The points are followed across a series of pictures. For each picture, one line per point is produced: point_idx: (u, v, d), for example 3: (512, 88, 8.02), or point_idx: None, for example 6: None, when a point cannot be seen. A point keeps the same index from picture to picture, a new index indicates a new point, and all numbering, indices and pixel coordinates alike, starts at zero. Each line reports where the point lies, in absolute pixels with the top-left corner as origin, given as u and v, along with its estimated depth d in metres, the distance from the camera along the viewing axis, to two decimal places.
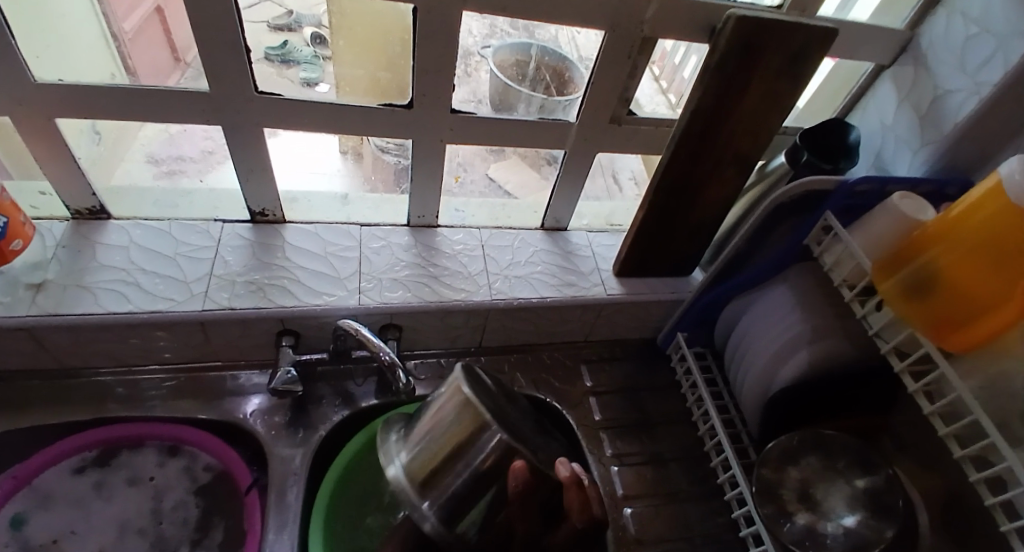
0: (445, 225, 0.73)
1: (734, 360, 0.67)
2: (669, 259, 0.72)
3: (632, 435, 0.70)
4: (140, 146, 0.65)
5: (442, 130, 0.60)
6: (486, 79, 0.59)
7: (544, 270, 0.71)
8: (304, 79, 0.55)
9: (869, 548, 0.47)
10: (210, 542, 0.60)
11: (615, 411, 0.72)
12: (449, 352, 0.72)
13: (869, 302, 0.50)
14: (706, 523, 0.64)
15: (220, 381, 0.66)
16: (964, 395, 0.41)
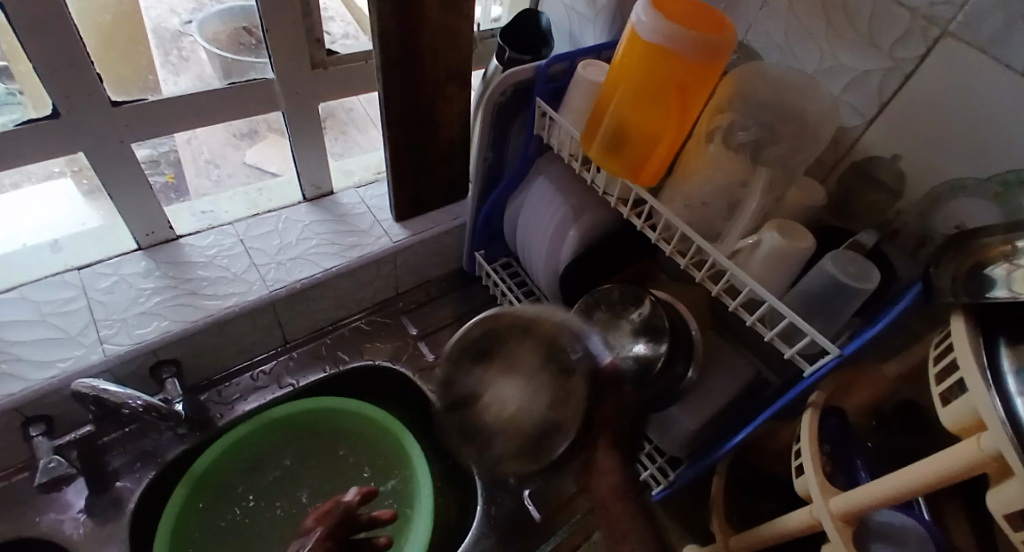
0: (188, 234, 0.66)
1: (525, 258, 0.73)
2: (441, 188, 0.74)
3: None
4: None
5: (117, 127, 0.53)
6: (206, 60, 0.57)
7: (320, 241, 0.68)
8: (4, 123, 0.48)
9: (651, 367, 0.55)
10: None
11: (446, 343, 0.74)
12: (257, 360, 0.68)
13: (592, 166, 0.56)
14: None
15: None
16: (671, 218, 0.49)
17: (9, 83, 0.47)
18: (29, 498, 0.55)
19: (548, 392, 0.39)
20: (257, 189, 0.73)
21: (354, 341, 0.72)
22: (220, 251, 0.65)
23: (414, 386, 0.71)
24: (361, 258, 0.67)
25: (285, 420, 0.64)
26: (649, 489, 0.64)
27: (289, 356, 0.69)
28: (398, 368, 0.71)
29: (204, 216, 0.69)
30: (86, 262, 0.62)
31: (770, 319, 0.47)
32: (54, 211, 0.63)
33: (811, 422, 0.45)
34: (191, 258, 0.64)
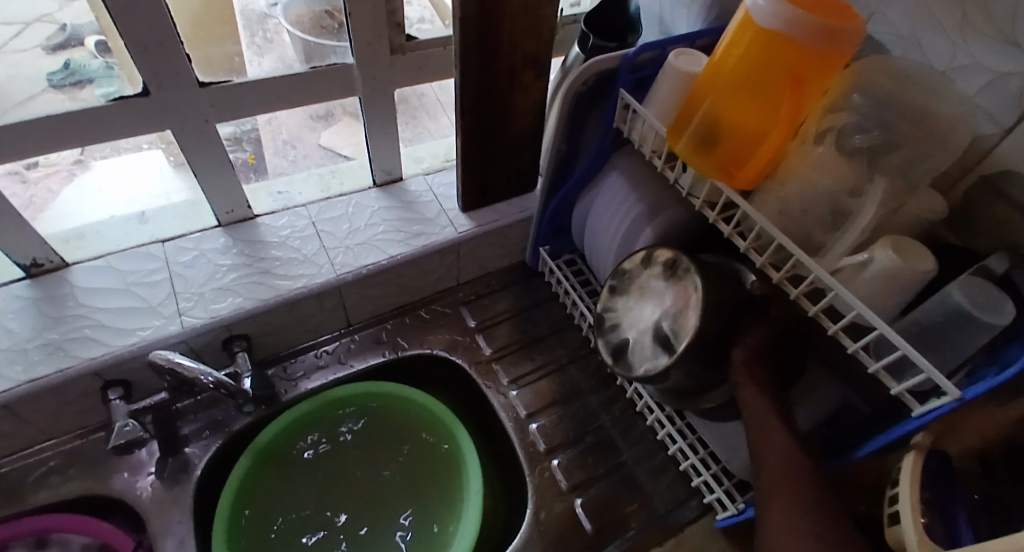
0: (262, 213, 0.67)
1: (593, 256, 0.70)
2: (508, 180, 0.72)
3: (526, 356, 0.72)
4: None
5: (201, 107, 0.54)
6: (289, 41, 0.57)
7: (387, 227, 0.68)
8: (103, 95, 0.51)
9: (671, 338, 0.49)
10: None
11: (504, 339, 0.73)
12: (320, 341, 0.69)
13: (677, 164, 0.53)
14: (611, 411, 0.68)
15: (71, 455, 0.59)
16: (765, 227, 0.45)
17: (107, 57, 0.50)
18: (114, 457, 0.60)
19: (678, 311, 0.49)
20: (330, 172, 0.74)
21: (414, 329, 0.72)
22: (291, 232, 0.66)
23: (470, 380, 0.70)
24: (426, 247, 0.66)
25: (387, 398, 0.66)
26: (710, 513, 0.61)
27: (352, 339, 0.70)
28: (455, 361, 0.70)
29: (280, 196, 0.70)
30: (169, 235, 0.65)
31: (874, 347, 0.42)
32: (153, 179, 0.66)
33: (914, 465, 0.40)
34: (265, 237, 0.65)
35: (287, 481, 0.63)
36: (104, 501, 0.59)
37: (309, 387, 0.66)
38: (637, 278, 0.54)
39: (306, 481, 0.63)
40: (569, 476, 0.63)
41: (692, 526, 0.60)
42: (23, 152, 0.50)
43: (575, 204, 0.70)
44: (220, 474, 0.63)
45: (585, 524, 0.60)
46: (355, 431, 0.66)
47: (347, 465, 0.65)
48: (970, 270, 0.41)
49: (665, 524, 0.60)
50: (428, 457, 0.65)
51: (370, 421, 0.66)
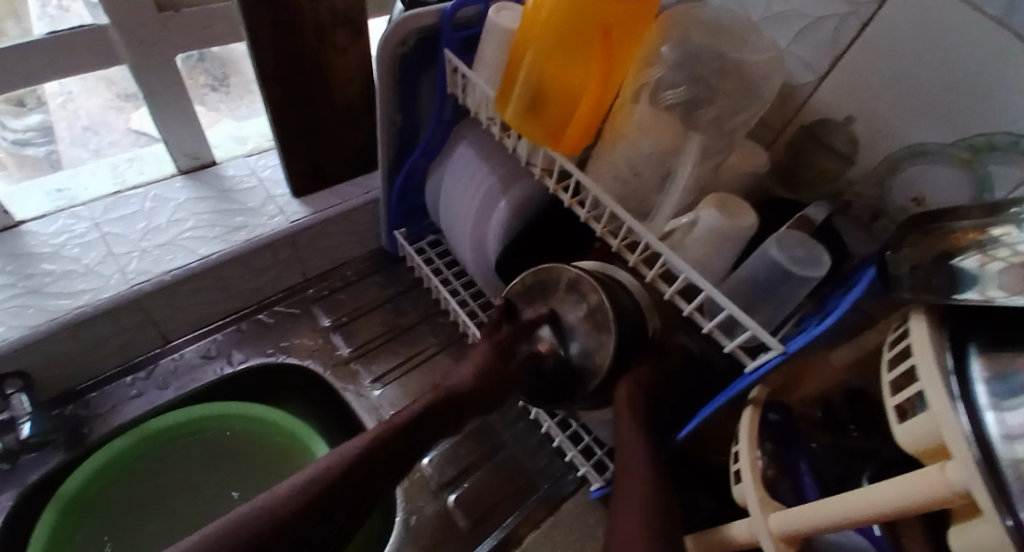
0: (31, 219, 0.55)
1: (451, 236, 0.65)
2: (347, 158, 0.64)
3: (391, 348, 0.65)
4: None
5: None
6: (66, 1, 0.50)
7: (197, 222, 0.58)
8: None
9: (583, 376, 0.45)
10: None
11: (365, 334, 0.66)
12: (133, 365, 0.58)
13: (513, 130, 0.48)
14: None
15: None
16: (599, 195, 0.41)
17: None
18: None
19: (592, 347, 0.44)
20: (127, 160, 0.62)
21: (254, 335, 0.64)
22: (69, 240, 0.55)
23: (325, 384, 0.62)
24: (248, 242, 0.58)
25: (228, 421, 0.57)
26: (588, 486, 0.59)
27: (174, 357, 0.60)
28: (308, 365, 0.63)
29: (59, 195, 0.58)
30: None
31: (708, 308, 0.41)
32: None
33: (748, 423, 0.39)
34: (35, 249, 0.53)
35: (107, 534, 0.53)
36: None
37: (125, 421, 0.56)
38: (552, 293, 0.47)
39: (137, 532, 0.54)
40: (441, 472, 0.59)
41: (570, 501, 0.58)
42: None
43: (425, 180, 0.64)
44: None
45: (459, 522, 0.56)
46: (201, 463, 0.58)
47: (190, 506, 0.56)
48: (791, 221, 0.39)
49: (544, 509, 0.57)
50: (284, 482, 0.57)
51: (228, 462, 0.58)
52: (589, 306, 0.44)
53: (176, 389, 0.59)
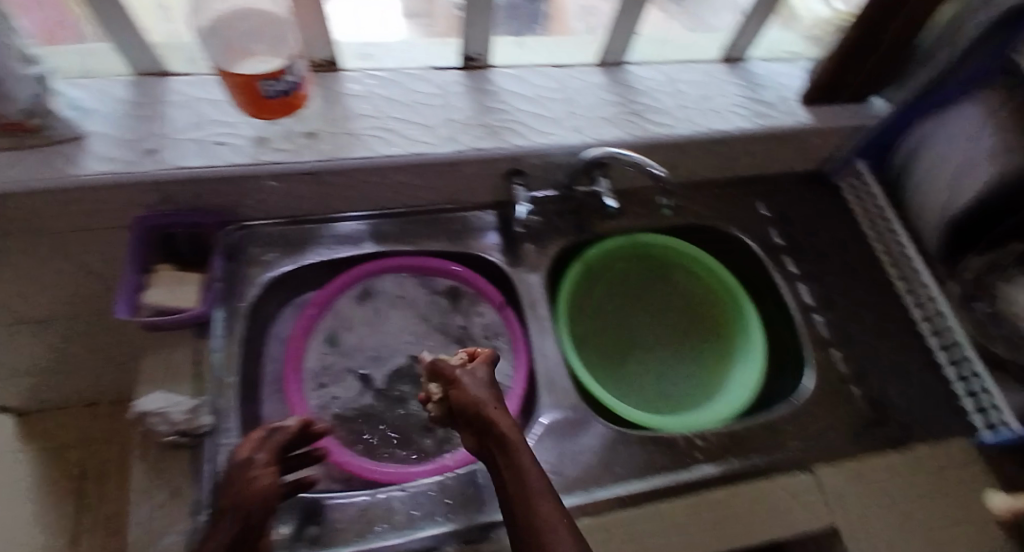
0: (398, 119, 0.68)
1: (698, 169, 0.80)
2: (630, 94, 0.75)
3: (642, 260, 0.79)
4: (121, 93, 0.66)
5: None
6: None
7: (523, 130, 0.70)
8: None
9: (884, 289, 0.77)
10: (317, 509, 0.56)
11: (623, 245, 0.78)
12: (448, 247, 0.76)
13: None
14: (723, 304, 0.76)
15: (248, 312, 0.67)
16: None
17: None
18: (283, 320, 0.74)
19: (826, 304, 0.75)
20: (455, 79, 0.74)
21: (537, 238, 0.77)
22: (434, 149, 0.67)
23: (597, 291, 0.79)
24: (556, 145, 0.69)
25: (574, 319, 0.76)
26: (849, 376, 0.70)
27: (484, 254, 0.76)
28: (579, 263, 0.74)
29: (420, 101, 0.70)
30: (312, 159, 0.63)
31: None
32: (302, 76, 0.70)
33: (262, 435, 0.50)
34: (415, 155, 0.66)
35: (588, 345, 0.76)
36: (290, 394, 0.64)
37: (462, 305, 0.75)
38: (752, 223, 0.81)
39: (607, 345, 0.77)
40: (711, 361, 0.75)
41: (817, 382, 0.69)
42: (245, 13, 0.57)
43: (693, 113, 0.74)
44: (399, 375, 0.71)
45: (799, 397, 0.68)
46: (624, 311, 0.80)
47: (639, 336, 0.79)
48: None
49: (829, 443, 0.63)
50: (705, 323, 0.78)
51: (585, 351, 0.76)
52: (793, 266, 0.78)
53: (493, 278, 0.77)
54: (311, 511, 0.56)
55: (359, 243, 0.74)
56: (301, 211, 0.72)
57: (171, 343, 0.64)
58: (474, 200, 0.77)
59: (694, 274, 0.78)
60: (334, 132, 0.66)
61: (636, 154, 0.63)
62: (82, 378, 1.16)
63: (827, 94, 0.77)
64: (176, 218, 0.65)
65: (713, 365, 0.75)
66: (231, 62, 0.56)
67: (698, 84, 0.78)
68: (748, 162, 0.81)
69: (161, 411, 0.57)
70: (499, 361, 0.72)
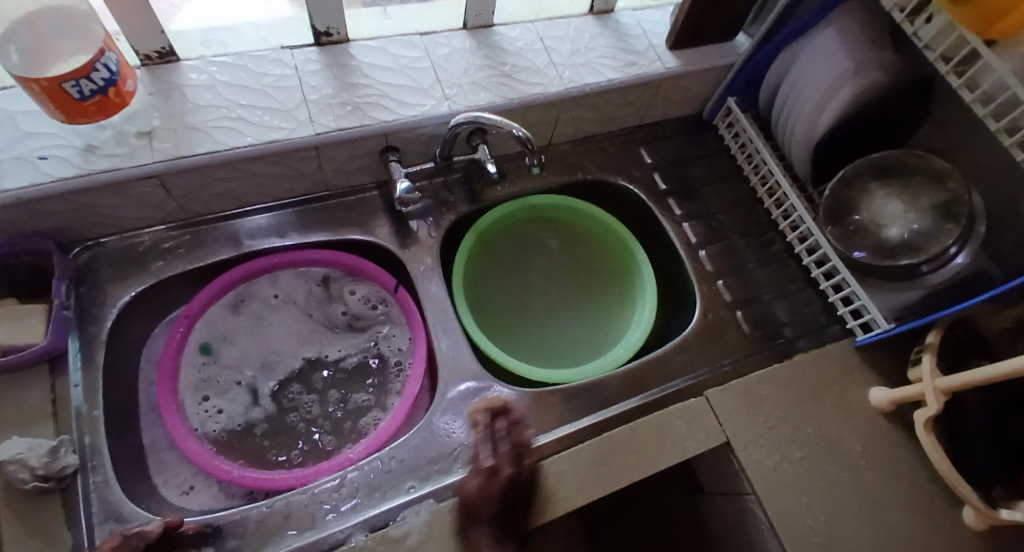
0: (250, 107, 0.63)
1: (579, 125, 0.79)
2: (499, 55, 0.73)
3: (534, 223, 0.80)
4: None
5: None
6: None
7: (388, 105, 0.67)
8: None
9: (760, 221, 0.81)
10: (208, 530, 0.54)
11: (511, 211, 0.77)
12: (333, 237, 0.72)
13: (919, 18, 0.57)
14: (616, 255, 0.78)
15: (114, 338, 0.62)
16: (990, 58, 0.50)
17: None
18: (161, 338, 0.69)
19: (711, 241, 0.78)
20: (312, 56, 0.69)
21: (425, 215, 0.75)
22: (292, 133, 0.63)
23: (491, 258, 0.78)
24: (424, 118, 0.67)
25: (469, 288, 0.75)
26: (735, 308, 0.73)
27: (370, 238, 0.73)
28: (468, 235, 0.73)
29: (273, 84, 0.66)
30: (152, 160, 0.58)
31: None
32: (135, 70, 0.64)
33: (115, 543, 0.49)
34: (270, 142, 0.62)
35: (488, 313, 0.76)
36: (171, 417, 0.60)
37: (352, 295, 0.73)
38: (637, 172, 0.82)
39: (507, 308, 0.77)
40: (608, 312, 0.77)
41: (705, 319, 0.72)
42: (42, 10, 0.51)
43: (564, 68, 0.73)
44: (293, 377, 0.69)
45: (690, 334, 0.71)
46: (523, 273, 0.80)
47: (539, 295, 0.79)
48: (948, 43, 0.54)
49: (715, 372, 0.68)
50: (601, 275, 0.80)
51: (486, 317, 0.75)
52: (677, 209, 0.80)
53: (384, 262, 0.75)
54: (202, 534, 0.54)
55: (232, 244, 0.69)
56: (159, 220, 0.66)
57: (21, 384, 0.57)
58: (353, 183, 0.74)
59: (585, 230, 0.80)
60: (174, 127, 0.60)
61: (501, 117, 0.61)
62: None
63: (693, 35, 0.77)
64: (10, 247, 0.59)
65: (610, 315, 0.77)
66: (29, 62, 0.50)
67: (567, 39, 0.76)
68: (626, 112, 0.81)
69: (18, 458, 0.51)
70: (392, 335, 0.73)
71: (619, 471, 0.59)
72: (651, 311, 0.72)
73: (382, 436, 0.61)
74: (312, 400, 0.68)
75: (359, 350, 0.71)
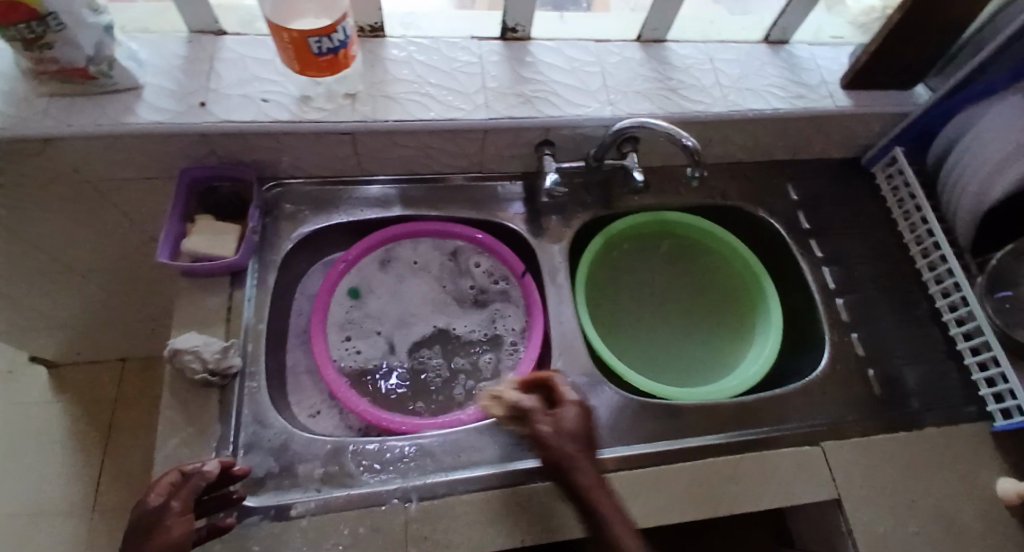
0: (437, 84, 0.70)
1: (730, 150, 0.80)
2: (667, 70, 0.76)
3: (666, 236, 0.80)
4: (175, 45, 0.69)
5: None
6: None
7: (558, 102, 0.71)
8: None
9: (904, 280, 0.77)
10: (339, 450, 0.60)
11: (648, 222, 0.79)
12: (477, 215, 0.77)
13: None
14: (740, 282, 0.78)
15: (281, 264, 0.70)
16: None
17: None
18: (313, 276, 0.77)
19: (847, 290, 0.76)
20: (494, 47, 0.75)
21: (563, 209, 0.78)
22: (469, 115, 0.68)
23: (615, 262, 0.80)
24: (588, 117, 0.70)
25: (593, 289, 0.78)
26: (863, 362, 0.71)
27: (510, 221, 0.77)
28: (602, 236, 0.75)
29: (459, 68, 0.72)
30: (352, 118, 0.65)
31: None
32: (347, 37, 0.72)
33: (177, 480, 0.49)
34: (449, 120, 0.68)
35: (605, 314, 0.78)
36: (318, 344, 0.68)
37: (483, 268, 0.78)
38: (779, 206, 0.81)
39: (624, 315, 0.79)
40: (723, 337, 0.77)
41: (830, 366, 0.70)
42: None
43: (729, 92, 0.74)
44: (420, 333, 0.75)
45: (813, 378, 0.69)
46: (644, 282, 0.82)
47: (656, 308, 0.81)
48: None
49: (835, 421, 0.66)
50: (722, 299, 0.80)
51: (604, 319, 0.78)
52: (816, 250, 0.78)
53: (518, 247, 0.79)
54: (333, 452, 0.60)
55: (393, 204, 0.76)
56: (337, 171, 0.74)
57: (205, 290, 0.66)
58: (504, 169, 0.78)
59: (714, 251, 0.79)
60: (373, 94, 0.67)
61: (670, 127, 0.64)
62: (114, 331, 1.19)
63: (870, 78, 0.76)
64: (218, 171, 0.68)
65: (724, 340, 0.77)
66: (282, 16, 0.58)
67: (736, 64, 0.78)
68: (778, 145, 0.80)
69: (194, 351, 0.58)
70: (511, 314, 0.76)
71: (707, 497, 0.59)
72: (777, 347, 0.70)
73: (490, 406, 0.65)
74: (437, 362, 0.73)
75: (479, 322, 0.76)
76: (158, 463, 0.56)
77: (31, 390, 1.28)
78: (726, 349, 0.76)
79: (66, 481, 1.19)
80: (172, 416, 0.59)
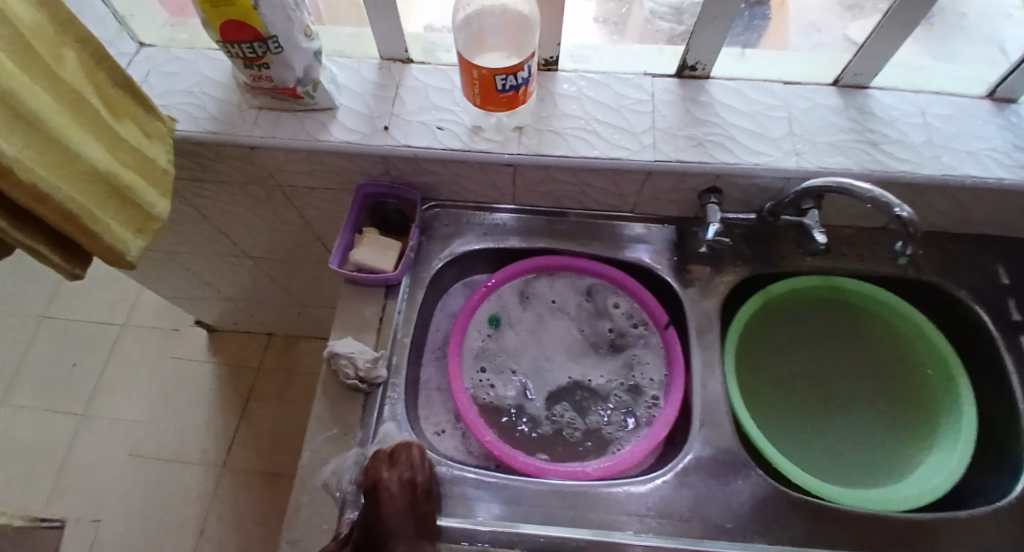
0: (604, 122, 0.68)
1: (931, 217, 0.68)
2: (866, 121, 0.67)
3: (837, 306, 0.71)
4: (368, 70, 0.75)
5: None
6: None
7: (734, 148, 0.65)
8: None
9: None
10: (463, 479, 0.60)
11: (820, 288, 0.69)
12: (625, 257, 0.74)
13: None
14: (921, 369, 0.67)
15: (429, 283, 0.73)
16: None
17: None
18: (454, 295, 0.79)
19: None
20: (667, 86, 0.71)
21: (719, 262, 0.72)
22: (635, 155, 0.65)
23: (772, 326, 0.72)
24: (768, 168, 0.64)
25: (741, 352, 0.71)
26: None
27: (659, 267, 0.73)
28: (762, 298, 0.68)
29: (628, 106, 0.69)
30: (517, 151, 0.66)
31: None
32: None
33: None
34: (613, 160, 0.65)
35: (752, 382, 0.71)
36: (455, 367, 0.69)
37: (623, 310, 0.74)
38: (988, 290, 0.68)
39: (773, 386, 0.72)
40: (896, 432, 0.67)
41: None
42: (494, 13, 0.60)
43: (944, 153, 0.63)
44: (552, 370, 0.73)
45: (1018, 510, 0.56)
46: (801, 353, 0.73)
47: (813, 384, 0.73)
48: None
49: None
50: (896, 387, 0.69)
51: (751, 387, 0.71)
52: None
53: (663, 295, 0.75)
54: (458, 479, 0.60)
55: (541, 235, 0.76)
56: (492, 198, 0.76)
57: (361, 298, 0.70)
58: (658, 212, 0.74)
59: (892, 327, 0.68)
60: (540, 128, 0.68)
61: (876, 190, 0.55)
62: (267, 308, 1.34)
63: None
64: (388, 188, 0.73)
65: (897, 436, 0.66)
66: (471, 55, 0.59)
67: (952, 120, 0.66)
68: (998, 218, 0.67)
69: (350, 356, 0.63)
70: (646, 363, 0.72)
71: None
72: (968, 455, 0.58)
73: (619, 465, 0.61)
74: (573, 416, 0.70)
75: (612, 367, 0.72)
76: (304, 456, 0.60)
77: (195, 348, 1.47)
78: (898, 447, 0.65)
79: (213, 435, 1.35)
80: (321, 413, 0.63)
